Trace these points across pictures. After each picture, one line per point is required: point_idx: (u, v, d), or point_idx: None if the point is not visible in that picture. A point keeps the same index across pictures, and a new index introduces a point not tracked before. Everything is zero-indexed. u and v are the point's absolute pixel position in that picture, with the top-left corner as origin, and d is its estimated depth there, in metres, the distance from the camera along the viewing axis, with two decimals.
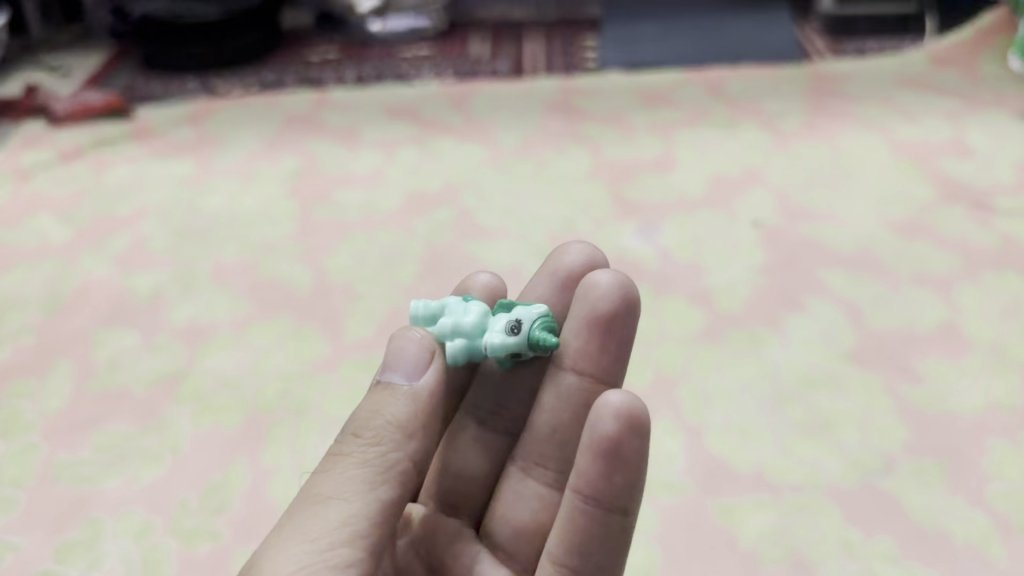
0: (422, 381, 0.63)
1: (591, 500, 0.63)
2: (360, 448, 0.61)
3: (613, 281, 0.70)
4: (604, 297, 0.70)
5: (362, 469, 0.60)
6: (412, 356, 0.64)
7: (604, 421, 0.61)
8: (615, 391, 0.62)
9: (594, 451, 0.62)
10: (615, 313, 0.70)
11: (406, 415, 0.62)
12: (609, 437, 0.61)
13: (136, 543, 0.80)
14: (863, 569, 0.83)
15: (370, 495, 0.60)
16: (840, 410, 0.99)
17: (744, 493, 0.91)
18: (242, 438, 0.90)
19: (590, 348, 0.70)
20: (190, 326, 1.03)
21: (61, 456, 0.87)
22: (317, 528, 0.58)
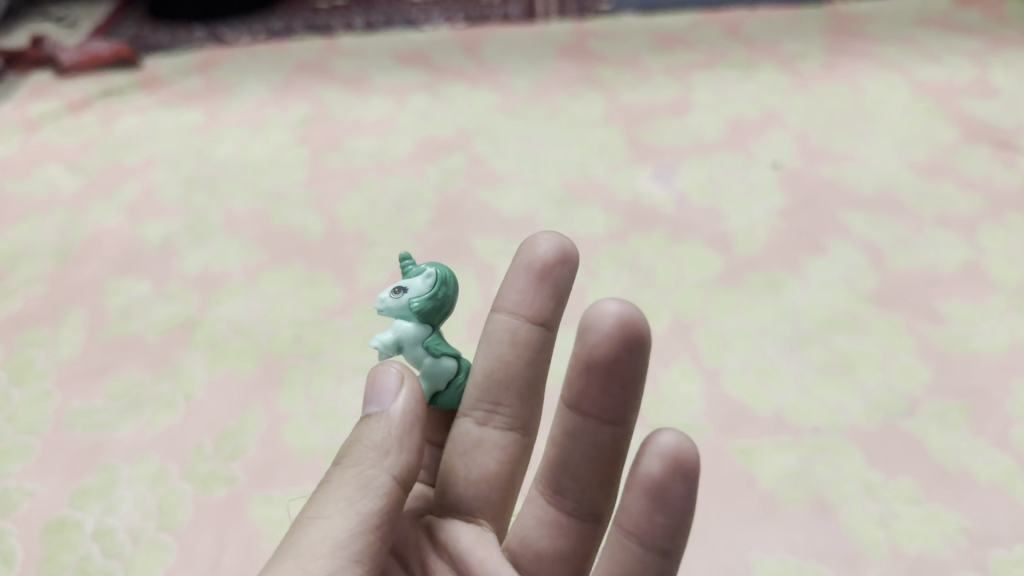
0: (398, 403, 0.58)
1: (633, 539, 0.58)
2: (345, 469, 0.56)
3: (619, 316, 0.62)
4: (600, 343, 0.63)
5: (345, 486, 0.55)
6: (394, 376, 0.59)
7: (652, 462, 0.57)
8: (664, 430, 0.57)
9: (642, 492, 0.57)
10: (623, 351, 0.63)
11: (388, 434, 0.57)
12: (656, 479, 0.56)
13: (151, 489, 0.83)
14: (885, 512, 0.81)
15: (353, 509, 0.54)
16: (859, 350, 0.95)
17: (763, 435, 0.87)
18: (259, 382, 0.93)
19: (592, 389, 0.64)
20: (202, 274, 1.06)
21: (75, 404, 0.91)
22: (297, 547, 0.53)
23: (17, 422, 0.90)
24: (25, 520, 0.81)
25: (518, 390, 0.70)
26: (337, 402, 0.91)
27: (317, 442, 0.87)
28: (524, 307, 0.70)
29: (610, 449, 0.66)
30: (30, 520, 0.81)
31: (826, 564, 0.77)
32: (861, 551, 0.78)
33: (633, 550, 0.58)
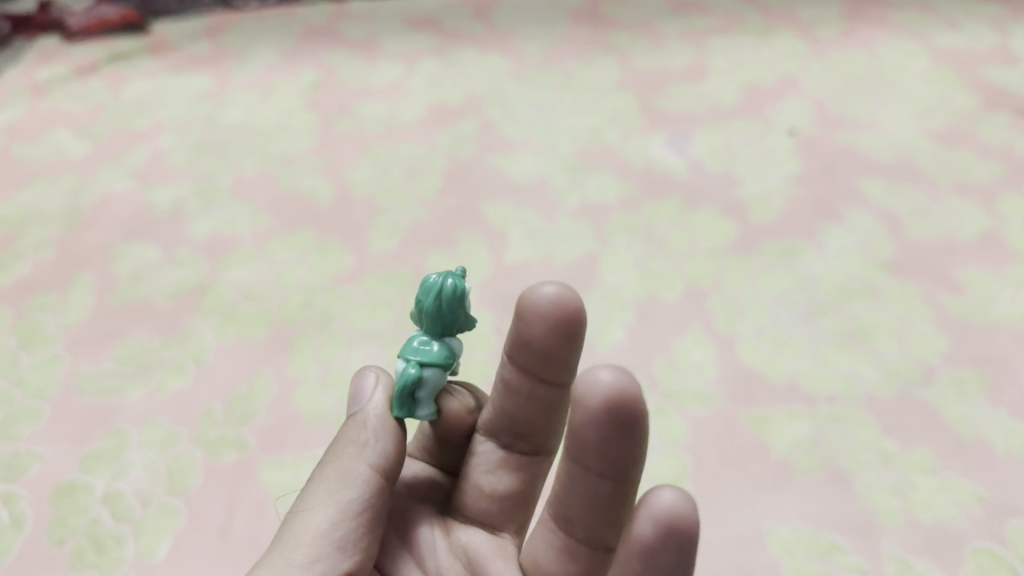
0: (376, 402, 0.60)
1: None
2: (328, 465, 0.58)
3: (609, 389, 0.54)
4: (588, 412, 0.55)
5: (329, 478, 0.57)
6: (375, 382, 0.61)
7: (644, 526, 0.50)
8: (663, 489, 0.50)
9: (630, 557, 0.50)
10: (614, 421, 0.55)
11: (368, 429, 0.58)
12: (646, 545, 0.50)
13: (161, 453, 0.83)
14: (900, 481, 0.80)
15: (336, 498, 0.56)
16: (875, 319, 0.94)
17: (777, 403, 0.87)
18: (269, 348, 0.92)
19: (583, 456, 0.57)
20: (211, 239, 1.05)
21: (84, 368, 0.90)
22: (284, 542, 0.55)
23: (26, 385, 0.89)
24: (35, 483, 0.81)
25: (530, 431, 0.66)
26: (347, 369, 0.91)
27: (328, 407, 0.87)
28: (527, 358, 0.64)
29: (608, 514, 0.58)
30: (40, 483, 0.81)
31: (840, 533, 0.77)
32: (876, 521, 0.77)
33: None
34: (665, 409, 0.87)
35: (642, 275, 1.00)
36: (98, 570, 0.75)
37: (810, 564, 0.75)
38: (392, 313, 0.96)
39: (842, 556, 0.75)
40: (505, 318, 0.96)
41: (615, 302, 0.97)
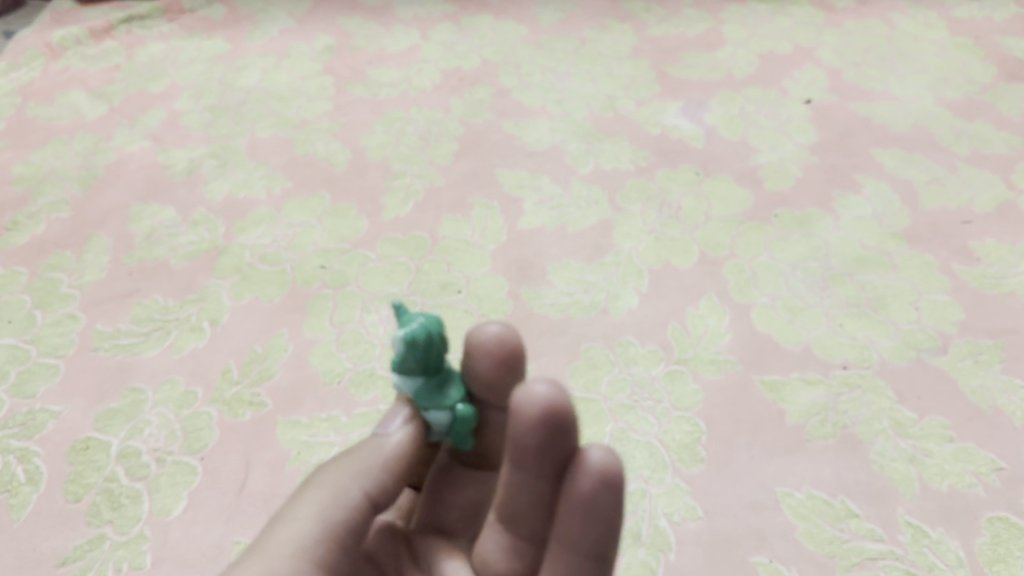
0: (398, 432, 0.55)
1: (577, 556, 0.53)
2: (334, 473, 0.54)
3: (492, 356, 0.57)
4: (528, 426, 0.52)
5: (330, 485, 0.53)
6: (403, 416, 0.56)
7: (581, 480, 0.51)
8: (536, 388, 0.52)
9: (571, 511, 0.52)
10: (545, 446, 0.52)
11: (382, 453, 0.54)
12: (584, 498, 0.51)
13: (178, 412, 0.83)
14: (915, 449, 0.80)
15: (331, 509, 0.52)
16: (892, 287, 0.93)
17: (792, 370, 0.86)
18: (283, 310, 0.93)
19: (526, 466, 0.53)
20: (226, 200, 1.05)
21: (101, 327, 0.91)
22: (268, 540, 0.51)
23: (41, 344, 0.90)
24: (50, 440, 0.82)
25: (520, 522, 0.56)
26: (361, 330, 0.91)
27: (342, 367, 0.87)
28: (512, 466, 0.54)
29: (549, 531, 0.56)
30: (56, 440, 0.82)
31: (854, 499, 0.77)
32: (890, 487, 0.77)
33: (579, 562, 0.53)
34: (679, 374, 0.87)
35: (657, 242, 0.99)
36: (114, 525, 0.75)
37: (824, 530, 0.75)
38: (406, 277, 0.96)
39: (857, 521, 0.76)
40: (519, 284, 0.96)
41: (630, 268, 0.96)
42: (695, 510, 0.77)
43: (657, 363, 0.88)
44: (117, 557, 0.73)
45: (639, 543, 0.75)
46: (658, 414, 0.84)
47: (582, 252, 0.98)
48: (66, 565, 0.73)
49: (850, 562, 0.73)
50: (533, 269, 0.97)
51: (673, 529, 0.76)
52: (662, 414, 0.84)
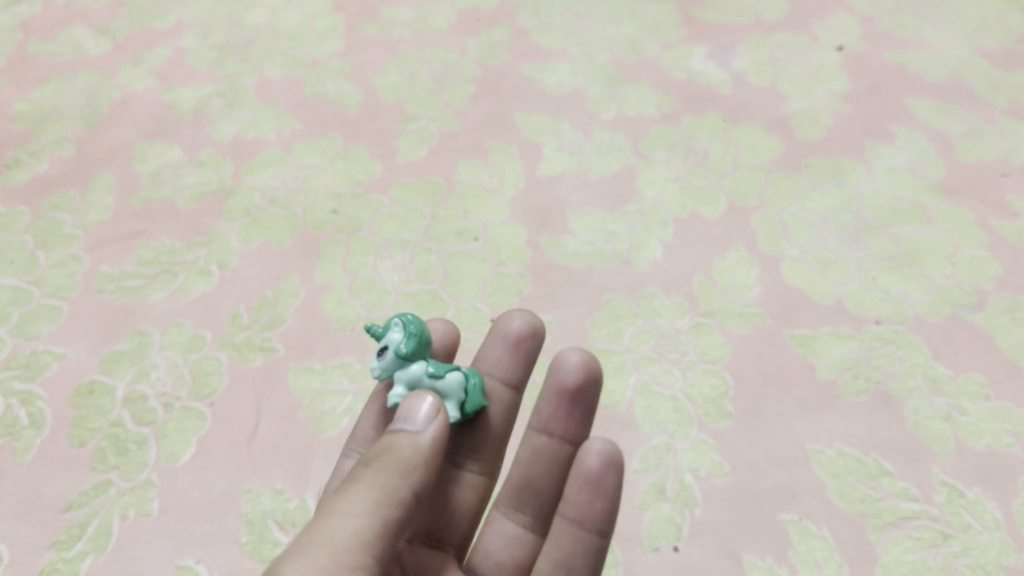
0: (431, 427, 0.49)
1: (582, 533, 0.59)
2: (371, 471, 0.47)
3: (521, 332, 0.67)
4: (569, 380, 0.64)
5: (372, 485, 0.47)
6: (431, 406, 0.49)
7: (591, 454, 0.60)
8: (570, 355, 0.64)
9: (578, 484, 0.60)
10: (573, 406, 0.64)
11: (420, 452, 0.48)
12: (594, 472, 0.59)
13: (186, 356, 0.81)
14: (951, 407, 0.77)
15: (380, 511, 0.46)
16: (926, 240, 0.90)
17: (823, 324, 0.83)
18: (295, 254, 0.89)
19: (558, 420, 0.64)
20: (234, 141, 1.01)
21: (106, 269, 0.88)
22: (309, 544, 0.45)
23: (44, 284, 0.87)
24: (54, 383, 0.79)
25: (529, 493, 0.64)
26: (375, 277, 0.88)
27: (356, 313, 0.84)
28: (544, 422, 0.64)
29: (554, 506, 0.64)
30: (60, 383, 0.79)
31: (887, 457, 0.74)
32: (924, 446, 0.75)
33: (583, 538, 0.59)
34: (705, 327, 0.83)
35: (683, 190, 0.95)
36: (120, 471, 0.73)
37: (856, 488, 0.72)
38: (421, 223, 0.93)
39: (890, 480, 0.73)
40: (539, 232, 0.92)
41: (654, 218, 0.93)
42: (721, 466, 0.74)
43: (682, 315, 0.84)
44: (123, 503, 0.71)
45: (662, 498, 0.72)
46: (683, 367, 0.81)
47: (604, 199, 0.95)
48: (70, 510, 0.71)
49: (882, 521, 0.70)
50: (553, 216, 0.94)
51: (699, 484, 0.73)
52: (687, 367, 0.81)
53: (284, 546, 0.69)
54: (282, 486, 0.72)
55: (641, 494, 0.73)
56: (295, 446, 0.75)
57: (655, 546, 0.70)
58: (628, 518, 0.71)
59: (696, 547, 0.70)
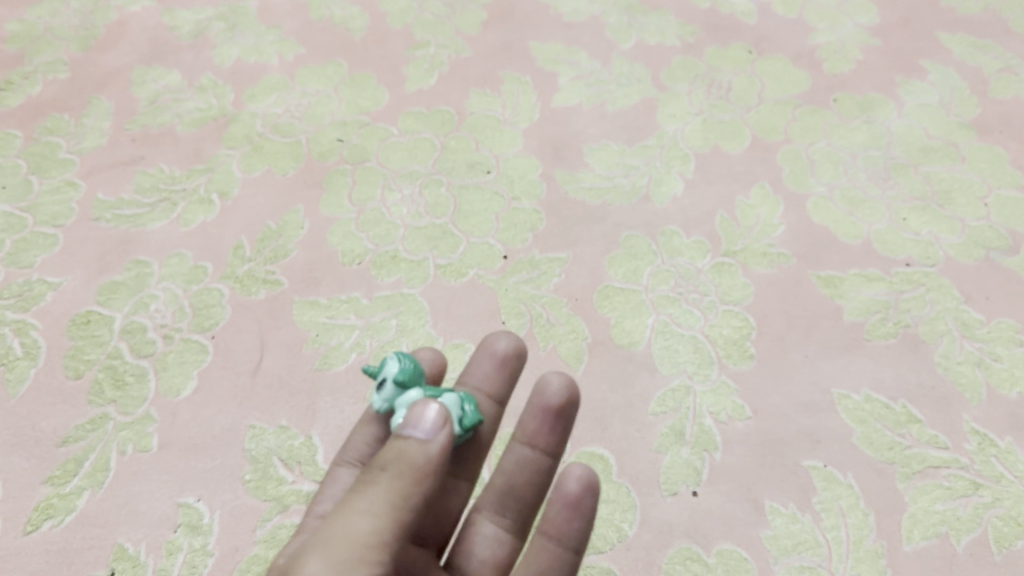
0: (440, 436, 0.41)
1: (558, 550, 0.54)
2: (383, 475, 0.40)
3: (510, 350, 0.61)
4: (555, 400, 0.57)
5: (385, 488, 0.40)
6: (438, 412, 0.42)
7: (569, 480, 0.54)
8: (554, 378, 0.57)
9: (556, 504, 0.54)
10: (560, 420, 0.58)
11: (430, 461, 0.40)
12: (573, 496, 0.54)
13: (186, 288, 0.77)
14: (983, 352, 0.74)
15: (396, 514, 0.40)
16: (959, 180, 0.86)
17: (850, 265, 0.80)
18: (299, 184, 0.86)
19: (544, 433, 0.58)
20: (236, 65, 0.97)
21: (102, 196, 0.84)
22: (317, 543, 0.40)
23: (38, 211, 0.83)
24: (49, 313, 0.76)
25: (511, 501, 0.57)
26: (383, 209, 0.84)
27: (363, 246, 0.81)
28: (529, 435, 0.58)
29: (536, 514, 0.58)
30: (55, 314, 0.76)
31: (916, 403, 0.71)
32: (955, 392, 0.72)
33: (559, 555, 0.54)
34: (727, 267, 0.80)
35: (705, 124, 0.91)
36: (118, 405, 0.70)
37: (883, 435, 0.69)
38: (431, 154, 0.89)
39: (918, 427, 0.70)
40: (554, 166, 0.88)
41: (674, 152, 0.89)
42: (743, 410, 0.71)
43: (704, 254, 0.81)
44: (121, 438, 0.68)
45: (682, 442, 0.69)
46: (704, 308, 0.77)
47: (623, 133, 0.91)
48: (67, 445, 0.68)
49: (910, 469, 0.67)
50: (569, 150, 0.90)
51: (719, 428, 0.70)
52: (708, 308, 0.77)
53: (289, 484, 0.66)
54: (287, 424, 0.70)
55: (660, 437, 0.70)
56: (300, 382, 0.72)
57: (674, 490, 0.67)
58: (645, 462, 0.68)
59: (717, 493, 0.67)
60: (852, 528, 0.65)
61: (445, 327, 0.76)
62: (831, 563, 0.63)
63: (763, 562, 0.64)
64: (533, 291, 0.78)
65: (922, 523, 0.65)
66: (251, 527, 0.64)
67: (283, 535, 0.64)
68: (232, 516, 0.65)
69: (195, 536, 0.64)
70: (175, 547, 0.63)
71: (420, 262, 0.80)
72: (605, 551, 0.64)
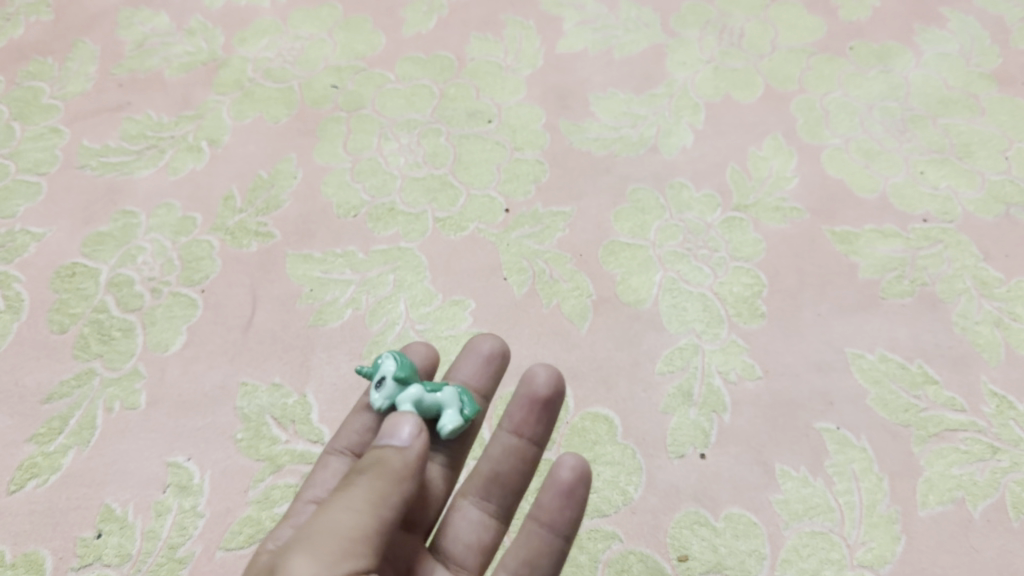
0: (418, 441, 0.42)
1: (549, 537, 0.52)
2: (360, 481, 0.40)
3: (495, 350, 0.59)
4: (540, 394, 0.56)
5: (368, 487, 0.40)
6: (413, 425, 0.43)
7: (562, 469, 0.53)
8: (542, 372, 0.56)
9: (548, 493, 0.53)
10: (547, 412, 0.56)
11: (410, 460, 0.41)
12: (566, 485, 0.53)
13: (175, 240, 0.74)
14: (1002, 312, 0.71)
15: (377, 511, 0.39)
16: (979, 133, 0.83)
17: (865, 221, 0.77)
18: (292, 132, 0.82)
19: (532, 423, 0.56)
20: (226, 8, 0.93)
21: (87, 144, 0.81)
22: (304, 540, 0.38)
23: (21, 159, 0.80)
24: (32, 265, 0.73)
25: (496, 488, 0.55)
26: (379, 159, 0.81)
27: (358, 198, 0.78)
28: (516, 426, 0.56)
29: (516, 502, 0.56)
30: (38, 266, 0.73)
31: (932, 364, 0.68)
32: (972, 353, 0.69)
33: (549, 541, 0.52)
34: (738, 222, 0.77)
35: (716, 72, 0.88)
36: (104, 360, 0.67)
37: (898, 396, 0.67)
38: (430, 102, 0.85)
39: (935, 388, 0.67)
40: (558, 115, 0.85)
41: (684, 102, 0.85)
42: (753, 369, 0.68)
43: (714, 209, 0.78)
44: (108, 395, 0.66)
45: (689, 402, 0.67)
46: (713, 265, 0.74)
47: (630, 81, 0.87)
48: (52, 401, 0.65)
49: (926, 432, 0.65)
50: (573, 98, 0.86)
51: (728, 389, 0.67)
52: (717, 265, 0.74)
53: (282, 444, 0.64)
54: (281, 381, 0.67)
55: (667, 398, 0.67)
56: (294, 339, 0.69)
57: (681, 453, 0.64)
58: (652, 423, 0.66)
59: (726, 455, 0.64)
60: (865, 492, 0.62)
61: (444, 283, 0.73)
62: (843, 528, 0.61)
63: (774, 526, 0.61)
64: (536, 246, 0.75)
65: (937, 488, 0.62)
66: (242, 488, 0.62)
67: (276, 496, 0.61)
68: (223, 476, 0.62)
69: (185, 496, 0.61)
70: (164, 508, 0.61)
71: (419, 214, 0.77)
72: (610, 515, 0.62)
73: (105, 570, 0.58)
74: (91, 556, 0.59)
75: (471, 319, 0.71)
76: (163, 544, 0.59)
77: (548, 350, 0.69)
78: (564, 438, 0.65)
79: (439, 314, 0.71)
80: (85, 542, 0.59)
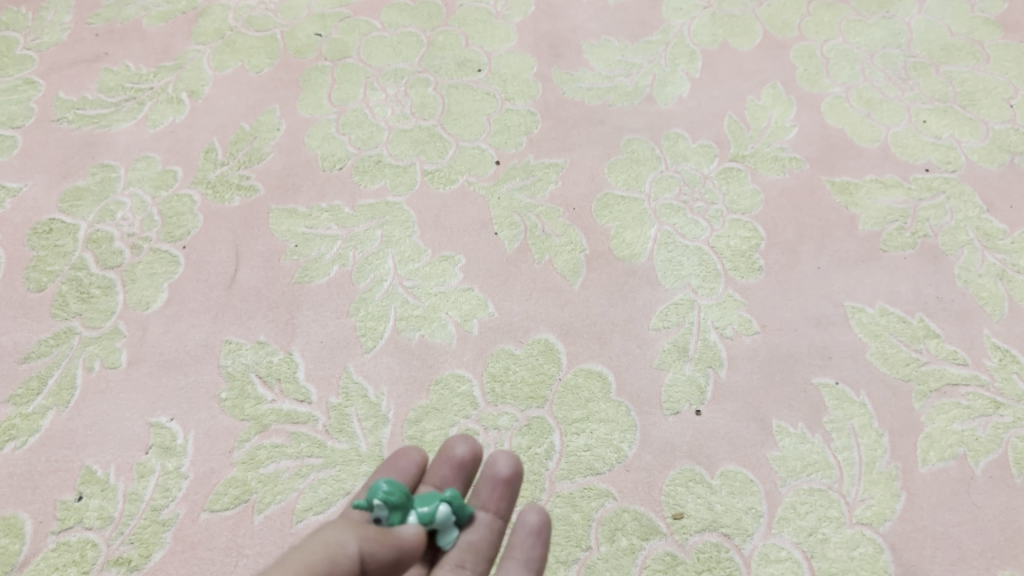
0: (416, 533, 0.42)
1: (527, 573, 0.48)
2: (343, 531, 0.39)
3: (468, 455, 0.52)
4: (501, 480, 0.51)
5: (343, 533, 0.38)
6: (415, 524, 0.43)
7: (531, 512, 0.50)
8: (502, 456, 0.52)
9: (519, 533, 0.49)
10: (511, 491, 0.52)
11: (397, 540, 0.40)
12: (536, 527, 0.50)
13: (155, 194, 0.72)
14: (1006, 264, 0.69)
15: (330, 547, 0.37)
16: (983, 80, 0.80)
17: (865, 171, 0.75)
18: (276, 83, 0.80)
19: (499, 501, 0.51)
20: None
21: (64, 97, 0.78)
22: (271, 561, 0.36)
23: None
24: (8, 222, 0.71)
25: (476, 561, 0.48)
26: (365, 110, 0.78)
27: (344, 150, 0.75)
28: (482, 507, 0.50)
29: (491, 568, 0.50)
30: (14, 222, 0.70)
31: (933, 317, 0.67)
32: (975, 306, 0.67)
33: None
34: (735, 173, 0.75)
35: (713, 18, 0.85)
36: (84, 319, 0.65)
37: (899, 350, 0.65)
38: (418, 49, 0.83)
39: (936, 342, 0.65)
40: (550, 64, 0.82)
41: (680, 49, 0.83)
42: (750, 324, 0.67)
43: (711, 159, 0.76)
44: (88, 354, 0.64)
45: (685, 358, 0.65)
46: (710, 218, 0.72)
47: (624, 28, 0.85)
48: (30, 361, 0.63)
49: (927, 387, 0.63)
50: (566, 46, 0.83)
51: (725, 344, 0.66)
52: (714, 218, 0.72)
53: (269, 403, 0.62)
54: (266, 338, 0.65)
55: (662, 354, 0.65)
56: (279, 295, 0.67)
57: (675, 410, 0.63)
58: (646, 379, 0.64)
59: (722, 411, 0.63)
60: (864, 449, 0.61)
61: (434, 239, 0.71)
62: (842, 485, 0.59)
63: (770, 484, 0.60)
64: (528, 200, 0.73)
65: (938, 445, 0.61)
66: (227, 449, 0.60)
67: (262, 457, 0.60)
68: (208, 436, 0.61)
69: (168, 457, 0.60)
70: (147, 469, 0.59)
71: (406, 167, 0.75)
72: (603, 473, 0.60)
73: (86, 533, 0.57)
74: (72, 519, 0.57)
75: (461, 276, 0.69)
76: (146, 506, 0.58)
77: (541, 305, 0.67)
78: (557, 396, 0.63)
79: (428, 270, 0.69)
80: (66, 505, 0.58)
